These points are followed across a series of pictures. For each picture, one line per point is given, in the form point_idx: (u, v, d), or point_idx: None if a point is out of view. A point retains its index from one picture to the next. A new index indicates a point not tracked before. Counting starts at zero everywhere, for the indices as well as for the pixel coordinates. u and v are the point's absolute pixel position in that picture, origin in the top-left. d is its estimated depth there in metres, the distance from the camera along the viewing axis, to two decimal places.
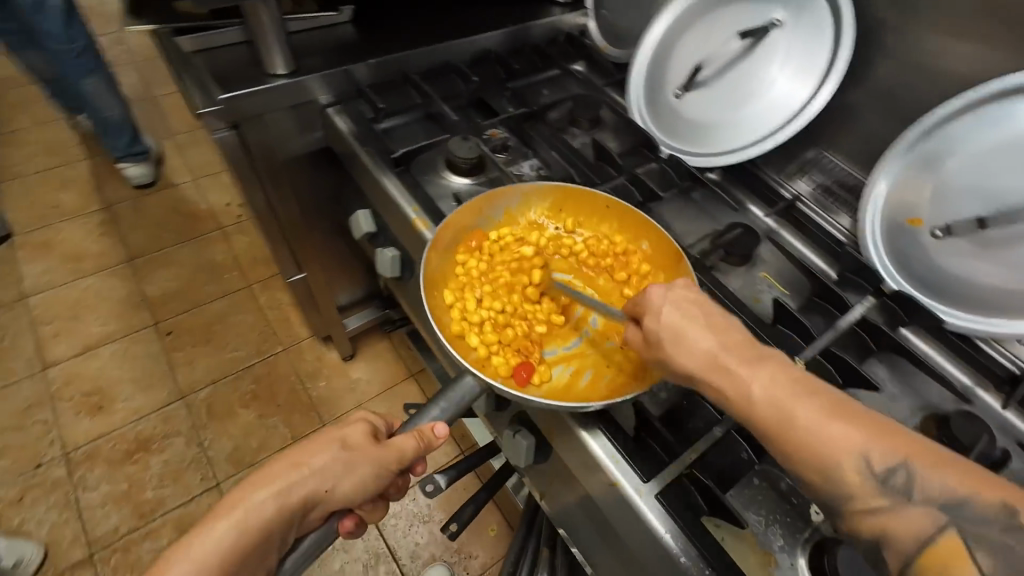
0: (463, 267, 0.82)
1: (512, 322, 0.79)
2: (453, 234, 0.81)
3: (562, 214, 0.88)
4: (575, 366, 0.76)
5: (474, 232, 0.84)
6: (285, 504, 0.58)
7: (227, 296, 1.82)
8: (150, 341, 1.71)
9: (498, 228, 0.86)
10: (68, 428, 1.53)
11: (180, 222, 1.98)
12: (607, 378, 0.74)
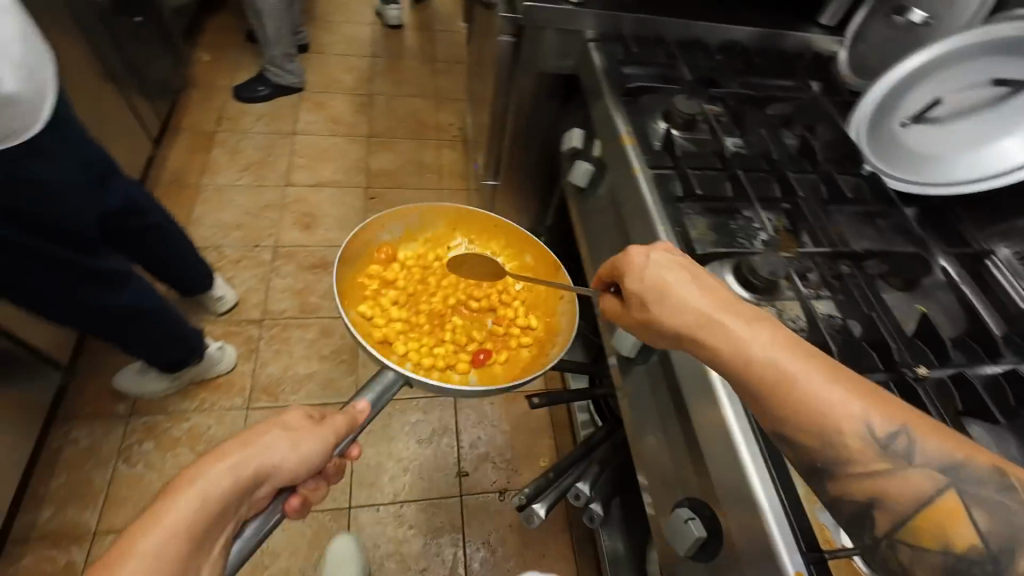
0: (366, 277, 1.05)
1: (421, 341, 1.07)
2: (358, 247, 1.01)
3: (449, 237, 1.13)
4: (461, 367, 1.02)
5: (372, 246, 1.05)
6: (239, 478, 0.59)
7: (422, 189, 2.17)
8: (358, 196, 2.12)
9: (394, 242, 1.09)
10: (284, 230, 1.99)
11: (412, 121, 2.39)
12: (518, 351, 1.02)
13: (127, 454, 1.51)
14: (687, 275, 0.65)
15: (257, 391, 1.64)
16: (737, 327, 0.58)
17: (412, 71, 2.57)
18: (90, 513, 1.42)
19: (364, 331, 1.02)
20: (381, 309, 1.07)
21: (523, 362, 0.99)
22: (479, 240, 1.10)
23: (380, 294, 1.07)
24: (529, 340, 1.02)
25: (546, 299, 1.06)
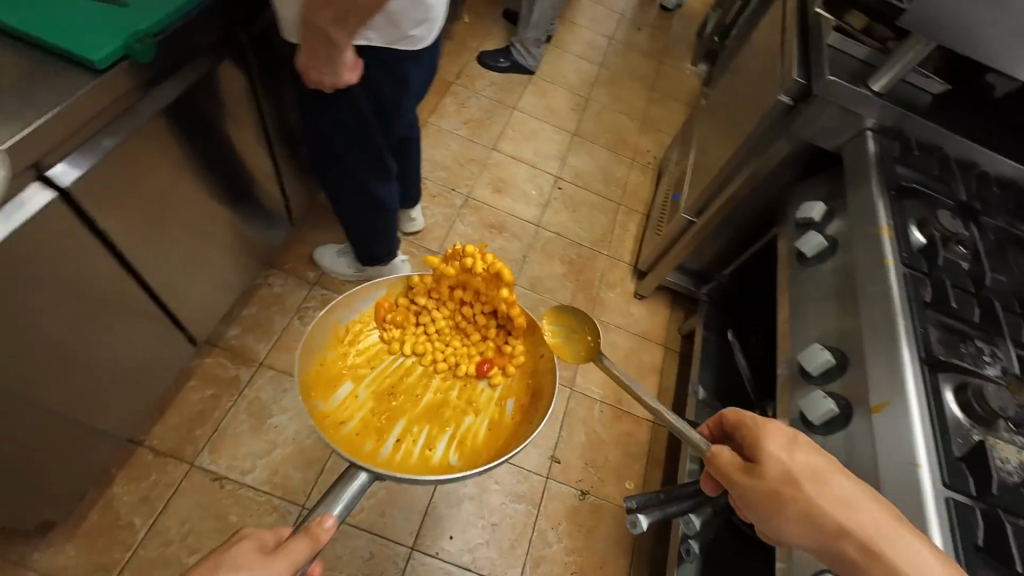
0: (330, 358, 1.06)
1: (388, 407, 1.08)
2: (324, 329, 1.04)
3: (413, 298, 1.21)
4: (423, 438, 1.05)
5: (338, 324, 1.09)
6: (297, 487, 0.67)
7: (605, 197, 2.29)
8: (548, 181, 2.26)
9: (349, 325, 1.11)
10: (479, 185, 2.16)
11: (615, 134, 2.52)
12: (475, 427, 1.08)
13: (302, 315, 1.76)
14: (841, 474, 0.74)
15: None
16: (867, 515, 0.69)
17: (630, 90, 2.71)
18: (261, 348, 1.68)
19: (337, 421, 1.01)
20: (343, 378, 1.07)
21: (490, 434, 1.06)
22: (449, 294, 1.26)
23: (323, 366, 1.04)
24: (490, 412, 1.11)
25: (528, 347, 1.15)
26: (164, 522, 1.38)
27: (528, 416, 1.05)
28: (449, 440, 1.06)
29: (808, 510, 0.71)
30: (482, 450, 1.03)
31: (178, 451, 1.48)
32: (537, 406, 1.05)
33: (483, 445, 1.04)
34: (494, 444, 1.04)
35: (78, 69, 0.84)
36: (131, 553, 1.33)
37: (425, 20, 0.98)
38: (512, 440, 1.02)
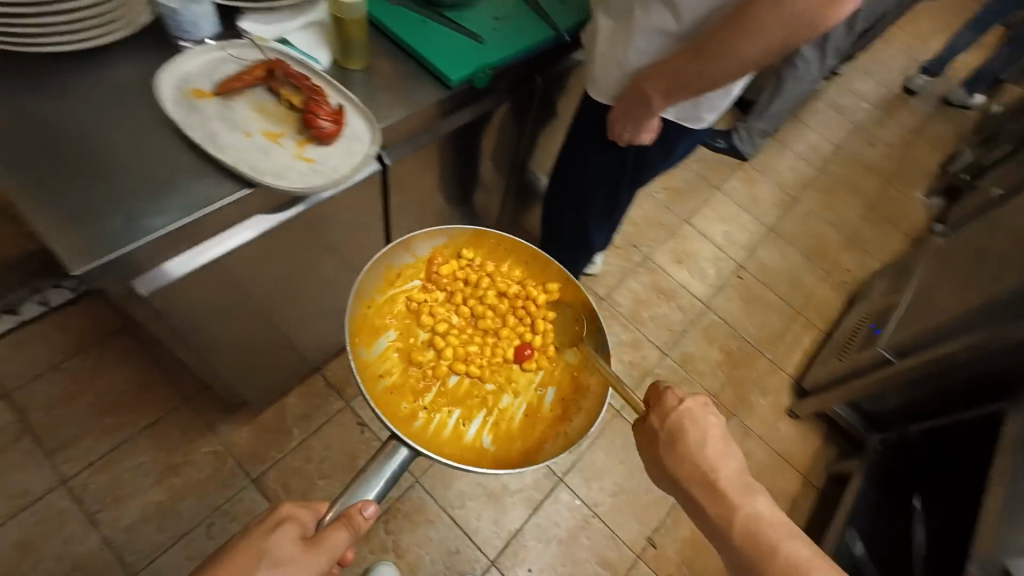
0: (377, 303, 0.90)
1: (412, 372, 0.89)
2: (374, 272, 0.88)
3: (460, 259, 0.99)
4: (458, 412, 0.88)
5: (389, 266, 0.92)
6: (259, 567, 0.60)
7: (784, 301, 2.17)
8: (729, 267, 2.21)
9: (399, 269, 0.93)
10: (659, 249, 2.19)
11: (813, 241, 2.39)
12: (510, 409, 0.89)
13: None
14: (699, 427, 0.75)
15: None
16: (724, 471, 0.73)
17: (843, 202, 2.55)
18: None
19: (376, 372, 0.84)
20: (369, 318, 0.88)
21: (526, 422, 0.88)
22: (490, 262, 1.00)
23: (363, 308, 0.87)
24: (528, 397, 0.92)
25: (573, 337, 0.96)
26: (313, 443, 1.49)
27: (566, 412, 0.87)
28: (484, 417, 0.88)
29: (666, 457, 0.75)
30: (526, 437, 0.85)
31: (341, 388, 1.58)
32: (580, 400, 0.88)
33: (520, 430, 0.86)
34: (531, 434, 0.86)
35: (432, 83, 0.91)
36: (279, 458, 1.45)
37: (717, 106, 1.05)
38: (553, 437, 0.84)
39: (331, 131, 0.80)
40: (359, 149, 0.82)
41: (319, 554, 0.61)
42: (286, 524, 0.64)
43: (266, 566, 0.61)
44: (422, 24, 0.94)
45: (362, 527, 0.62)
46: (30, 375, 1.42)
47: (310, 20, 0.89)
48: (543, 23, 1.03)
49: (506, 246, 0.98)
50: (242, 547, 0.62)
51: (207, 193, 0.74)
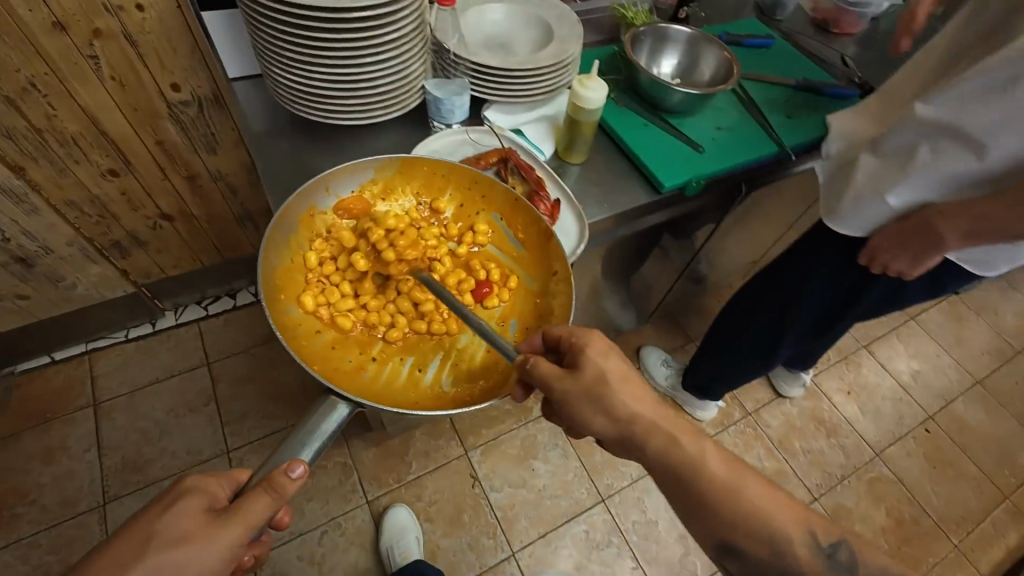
0: (298, 260, 0.83)
1: (357, 323, 0.84)
2: (293, 222, 0.80)
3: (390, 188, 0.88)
4: (412, 358, 0.83)
5: (311, 210, 0.84)
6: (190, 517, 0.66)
7: (983, 477, 1.77)
8: (915, 415, 1.86)
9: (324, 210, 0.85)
10: (828, 373, 1.92)
11: None
12: (470, 348, 0.84)
13: None
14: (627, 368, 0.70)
15: None
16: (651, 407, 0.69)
17: None
18: None
19: (312, 330, 0.80)
20: (304, 269, 0.83)
21: (490, 358, 0.82)
22: (425, 192, 0.90)
23: (295, 266, 0.82)
24: (490, 332, 0.85)
25: (534, 257, 0.85)
26: (427, 482, 1.52)
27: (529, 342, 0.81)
28: (443, 358, 0.83)
29: (595, 405, 0.67)
30: (494, 375, 0.80)
31: (464, 435, 1.61)
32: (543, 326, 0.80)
33: (485, 366, 0.81)
34: (495, 371, 0.81)
35: (645, 189, 0.92)
36: (396, 487, 1.50)
37: (1017, 259, 0.94)
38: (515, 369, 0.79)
39: (543, 224, 0.83)
40: (563, 242, 0.84)
41: (229, 526, 0.64)
42: (189, 498, 0.67)
43: (159, 547, 0.64)
44: (643, 127, 0.97)
45: (288, 490, 0.65)
46: (228, 351, 1.66)
47: (542, 114, 0.96)
48: (766, 139, 1.00)
49: (439, 170, 0.88)
50: (136, 528, 0.65)
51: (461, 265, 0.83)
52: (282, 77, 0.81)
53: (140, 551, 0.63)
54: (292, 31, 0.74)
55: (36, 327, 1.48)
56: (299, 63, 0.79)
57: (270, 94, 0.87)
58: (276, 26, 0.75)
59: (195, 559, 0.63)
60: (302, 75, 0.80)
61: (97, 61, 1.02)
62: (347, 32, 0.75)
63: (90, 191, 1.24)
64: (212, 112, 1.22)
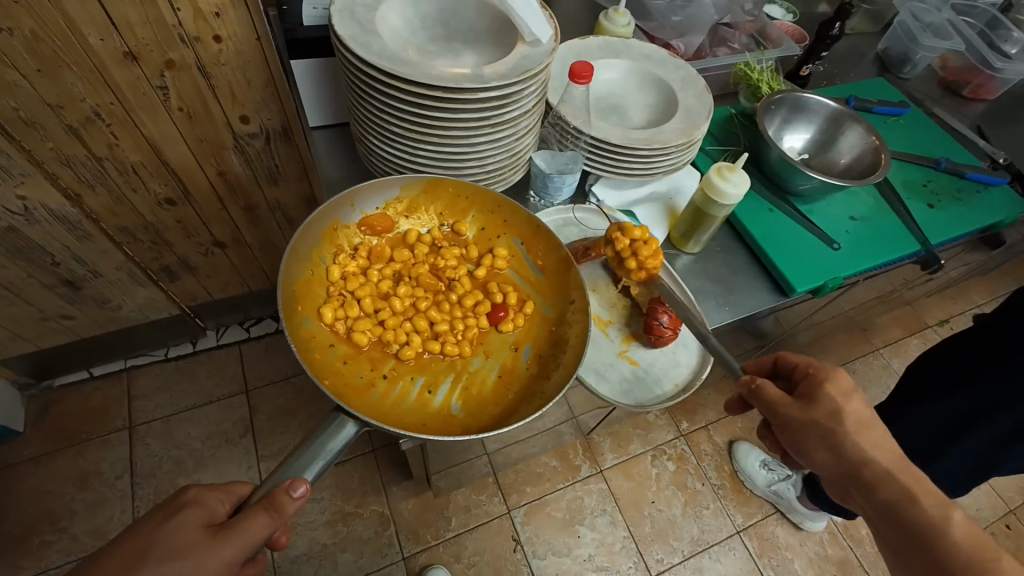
0: (314, 272, 0.72)
1: (369, 338, 0.73)
2: (312, 230, 0.71)
3: (415, 205, 0.78)
4: (423, 378, 0.71)
5: (335, 222, 0.74)
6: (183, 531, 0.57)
7: None
8: (996, 507, 1.69)
9: (347, 223, 0.75)
10: None
11: None
12: (483, 371, 0.72)
13: (656, 455, 1.64)
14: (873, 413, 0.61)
15: (759, 532, 1.55)
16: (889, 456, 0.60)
17: None
18: (608, 456, 1.61)
19: (322, 344, 0.69)
20: (318, 276, 0.73)
21: (502, 384, 0.71)
22: (450, 213, 0.80)
23: (310, 276, 0.72)
24: (502, 358, 0.74)
25: (556, 288, 0.75)
26: (466, 541, 1.43)
27: (546, 369, 0.69)
28: (454, 381, 0.71)
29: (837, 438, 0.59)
30: (504, 403, 0.68)
31: (507, 492, 1.51)
32: (560, 357, 0.69)
33: (496, 394, 0.70)
34: (506, 398, 0.69)
35: (769, 290, 0.81)
36: (433, 544, 1.42)
37: None
38: (530, 398, 0.67)
39: (665, 337, 0.70)
40: (688, 359, 0.72)
41: (228, 541, 0.55)
42: (189, 510, 0.59)
43: (153, 560, 0.55)
44: (768, 213, 0.86)
45: (289, 509, 0.55)
46: (268, 379, 1.59)
47: (655, 191, 0.85)
48: (906, 235, 0.88)
49: (465, 193, 0.77)
50: (130, 540, 0.57)
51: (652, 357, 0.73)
52: (382, 150, 0.74)
53: (132, 563, 0.55)
54: (403, 110, 0.65)
55: (77, 344, 1.42)
56: (404, 139, 0.70)
57: (365, 159, 0.80)
58: (386, 102, 0.66)
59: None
60: (405, 151, 0.72)
61: (166, 92, 0.94)
62: (463, 113, 0.65)
63: (145, 217, 1.17)
64: (278, 145, 1.13)
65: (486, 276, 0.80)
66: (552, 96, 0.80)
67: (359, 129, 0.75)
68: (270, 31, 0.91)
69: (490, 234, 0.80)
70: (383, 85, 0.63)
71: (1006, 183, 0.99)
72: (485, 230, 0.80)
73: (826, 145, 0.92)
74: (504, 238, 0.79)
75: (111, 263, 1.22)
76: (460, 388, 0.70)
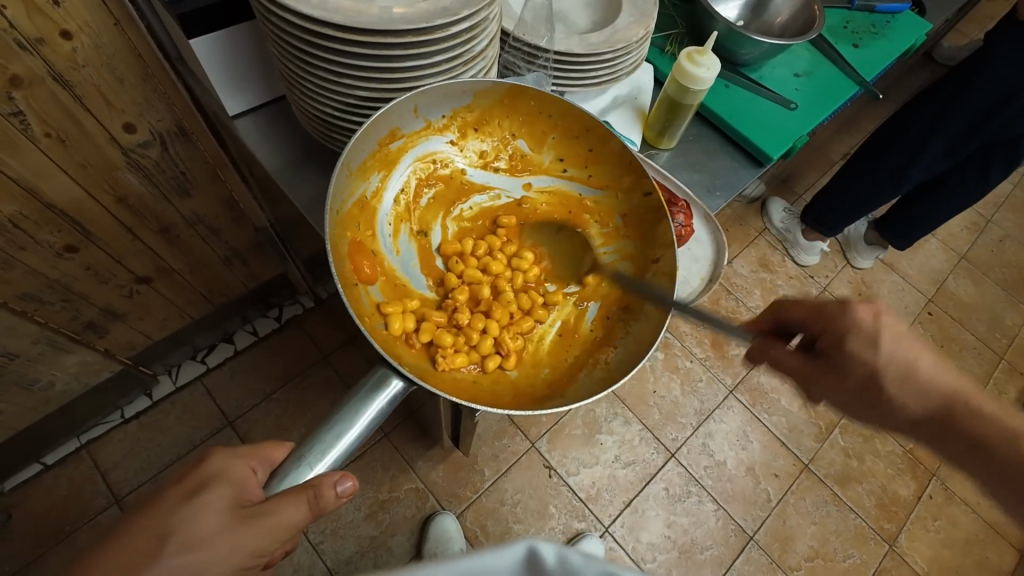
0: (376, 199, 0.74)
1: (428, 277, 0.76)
2: (376, 143, 0.70)
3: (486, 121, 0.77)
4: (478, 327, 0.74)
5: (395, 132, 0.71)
6: (206, 504, 0.54)
7: (983, 346, 1.92)
8: (919, 303, 1.96)
9: (409, 135, 0.73)
10: (839, 278, 1.97)
11: (1012, 273, 2.10)
12: (542, 328, 0.75)
13: None
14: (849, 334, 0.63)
15: (748, 386, 1.72)
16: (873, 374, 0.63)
17: None
18: None
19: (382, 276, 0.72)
20: (372, 198, 0.74)
21: (561, 343, 0.74)
22: (527, 134, 0.79)
23: (366, 193, 0.72)
24: (565, 313, 0.76)
25: (634, 238, 0.75)
26: (504, 484, 1.48)
27: (610, 335, 0.70)
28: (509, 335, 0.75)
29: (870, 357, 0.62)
30: (563, 364, 0.71)
31: (526, 428, 1.56)
32: (628, 322, 0.70)
33: (552, 356, 0.72)
34: (565, 360, 0.72)
35: (746, 164, 0.84)
36: (475, 497, 1.45)
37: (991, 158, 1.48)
38: (588, 367, 0.68)
39: (683, 233, 0.76)
40: (704, 253, 0.79)
41: (253, 530, 0.53)
42: (214, 488, 0.55)
43: (173, 547, 0.50)
44: (726, 90, 0.87)
45: (332, 506, 0.55)
46: (248, 405, 1.47)
47: (620, 95, 0.84)
48: (846, 81, 0.92)
49: (547, 112, 0.75)
50: (144, 521, 0.52)
51: (685, 273, 0.78)
52: (349, 120, 0.68)
53: (152, 551, 0.50)
54: (374, 67, 0.60)
55: (15, 439, 1.24)
56: (372, 100, 0.66)
57: (322, 136, 0.74)
58: (349, 72, 0.61)
59: (213, 564, 0.51)
60: (371, 111, 0.67)
61: (21, 118, 0.76)
62: (436, 55, 0.62)
63: (48, 276, 0.99)
64: (178, 149, 0.96)
65: (563, 213, 0.81)
66: (505, 21, 0.76)
67: (310, 104, 0.68)
68: (132, 11, 0.74)
69: (567, 160, 0.80)
70: (349, 44, 0.57)
71: (909, 8, 1.05)
72: (562, 159, 0.80)
73: (759, 8, 0.95)
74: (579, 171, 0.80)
75: (24, 338, 1.04)
76: (526, 349, 0.73)
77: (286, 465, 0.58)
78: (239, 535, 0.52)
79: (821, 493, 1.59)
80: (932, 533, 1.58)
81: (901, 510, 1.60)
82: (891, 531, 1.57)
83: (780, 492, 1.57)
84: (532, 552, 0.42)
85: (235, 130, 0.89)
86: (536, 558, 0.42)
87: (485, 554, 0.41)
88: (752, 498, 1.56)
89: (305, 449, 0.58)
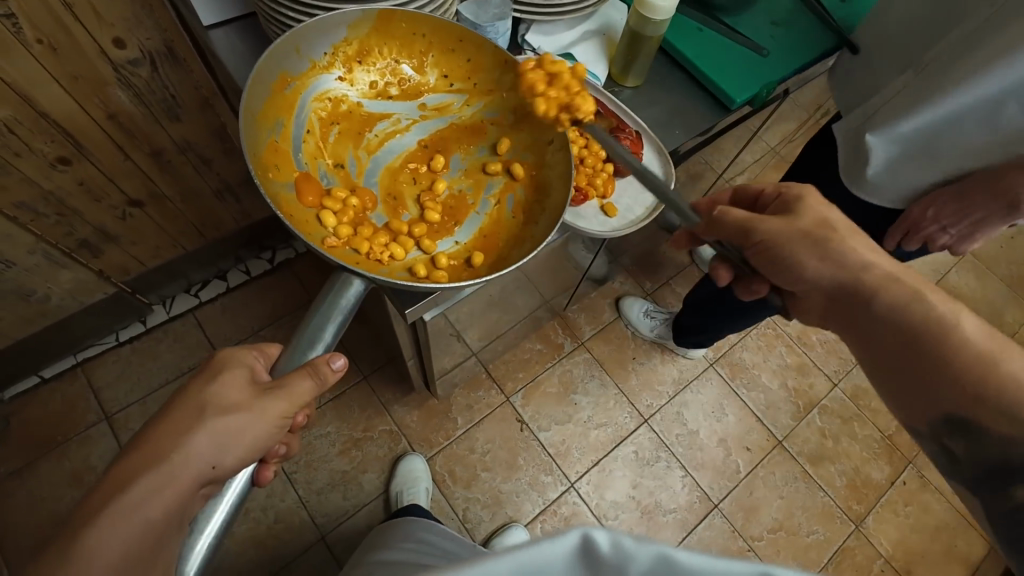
0: (281, 143, 0.75)
1: (351, 202, 0.77)
2: (263, 83, 0.72)
3: (366, 49, 0.81)
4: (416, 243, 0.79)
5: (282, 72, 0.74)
6: (232, 380, 0.59)
7: None
8: None
9: (299, 77, 0.77)
10: None
11: (1019, 271, 2.04)
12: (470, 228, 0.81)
13: None
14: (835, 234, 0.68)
15: (728, 360, 1.72)
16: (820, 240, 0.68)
17: None
18: (586, 328, 1.71)
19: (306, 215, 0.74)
20: (281, 142, 0.75)
21: (491, 235, 0.80)
22: (407, 56, 0.83)
23: (273, 138, 0.74)
24: (489, 210, 0.82)
25: (531, 130, 0.82)
26: (476, 433, 1.52)
27: (533, 214, 0.78)
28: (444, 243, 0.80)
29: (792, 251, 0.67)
30: (495, 252, 0.78)
31: (501, 382, 1.59)
32: (546, 199, 0.78)
33: (488, 245, 0.79)
34: (500, 248, 0.78)
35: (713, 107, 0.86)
36: (446, 444, 1.50)
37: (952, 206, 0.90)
38: (522, 243, 0.76)
39: (632, 162, 0.84)
40: (651, 183, 0.86)
41: (277, 401, 0.59)
42: (230, 368, 0.60)
43: (210, 414, 0.56)
44: (698, 33, 0.88)
45: (331, 379, 0.63)
46: (235, 339, 1.53)
47: (588, 30, 0.91)
48: (825, 32, 0.92)
49: (418, 29, 0.80)
50: (179, 398, 0.57)
51: (630, 203, 0.85)
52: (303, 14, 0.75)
53: (193, 419, 0.56)
54: None
55: (13, 349, 1.32)
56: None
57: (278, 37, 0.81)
58: None
59: (246, 428, 0.57)
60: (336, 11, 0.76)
61: (14, 21, 0.80)
62: None
63: (42, 187, 1.04)
64: (168, 71, 1.00)
65: (463, 125, 0.85)
66: None
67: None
68: None
69: (452, 74, 0.84)
70: None
71: None
72: (446, 74, 0.84)
73: None
74: (464, 82, 0.84)
75: (20, 247, 1.09)
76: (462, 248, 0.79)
77: (290, 352, 0.65)
78: (267, 406, 0.59)
79: (792, 469, 1.60)
80: (901, 517, 1.57)
81: (872, 492, 1.60)
82: (859, 512, 1.57)
83: (749, 465, 1.58)
84: (586, 538, 0.35)
85: (208, 39, 0.90)
86: (590, 546, 0.35)
87: (532, 544, 0.35)
88: (721, 468, 1.57)
89: (299, 339, 0.65)
